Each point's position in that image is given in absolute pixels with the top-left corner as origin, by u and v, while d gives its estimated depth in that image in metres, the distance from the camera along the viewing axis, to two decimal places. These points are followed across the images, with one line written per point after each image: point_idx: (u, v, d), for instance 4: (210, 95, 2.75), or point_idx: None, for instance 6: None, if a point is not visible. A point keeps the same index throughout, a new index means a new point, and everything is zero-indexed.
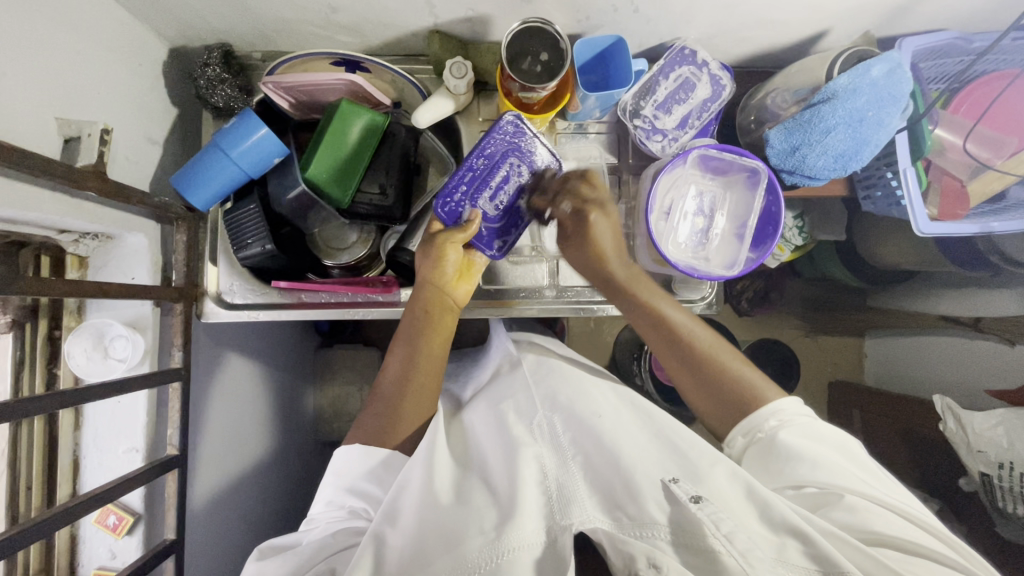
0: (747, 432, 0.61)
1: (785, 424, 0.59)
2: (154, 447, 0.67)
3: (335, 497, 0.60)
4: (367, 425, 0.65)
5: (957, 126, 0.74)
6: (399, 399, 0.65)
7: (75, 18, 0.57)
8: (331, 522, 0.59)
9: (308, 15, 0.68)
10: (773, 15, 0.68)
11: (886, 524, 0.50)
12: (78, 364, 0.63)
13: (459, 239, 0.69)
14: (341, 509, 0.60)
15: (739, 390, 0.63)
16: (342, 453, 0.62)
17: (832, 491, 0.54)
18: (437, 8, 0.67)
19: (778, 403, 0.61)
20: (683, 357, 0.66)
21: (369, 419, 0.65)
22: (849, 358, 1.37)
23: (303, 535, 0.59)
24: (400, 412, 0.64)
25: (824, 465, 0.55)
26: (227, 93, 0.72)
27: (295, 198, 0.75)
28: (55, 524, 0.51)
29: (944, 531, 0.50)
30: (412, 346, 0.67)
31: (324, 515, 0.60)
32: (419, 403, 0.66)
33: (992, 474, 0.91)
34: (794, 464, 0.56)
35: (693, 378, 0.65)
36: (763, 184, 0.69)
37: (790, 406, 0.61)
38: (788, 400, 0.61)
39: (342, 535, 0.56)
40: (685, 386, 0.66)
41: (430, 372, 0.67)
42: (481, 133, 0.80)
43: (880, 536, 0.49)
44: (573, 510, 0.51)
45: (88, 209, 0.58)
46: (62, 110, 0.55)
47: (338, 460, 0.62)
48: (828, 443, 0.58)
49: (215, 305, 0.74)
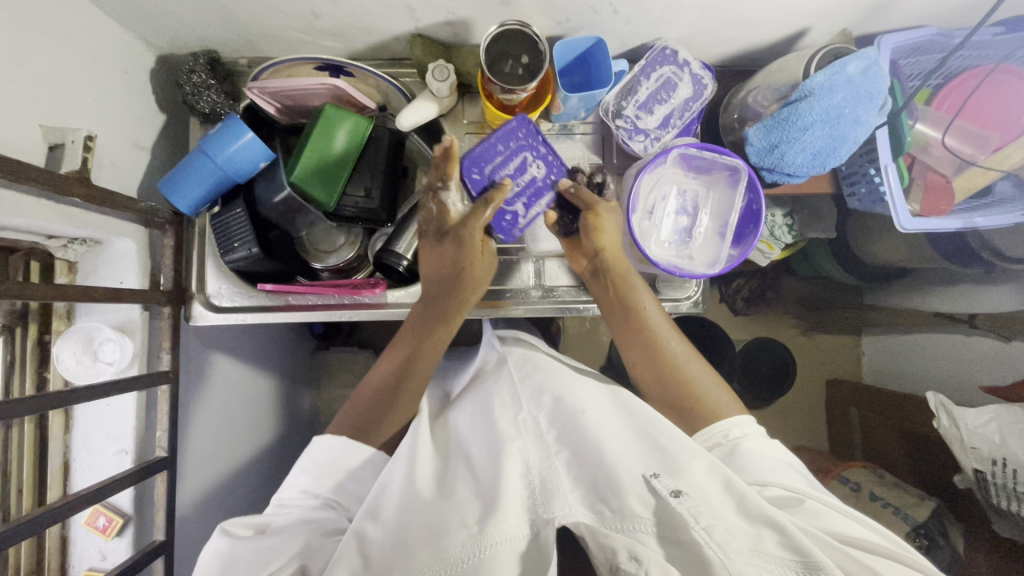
0: (709, 440, 0.63)
1: (747, 437, 0.61)
2: (143, 450, 0.67)
3: (311, 486, 0.60)
4: (358, 411, 0.68)
5: (938, 121, 0.73)
6: (398, 390, 0.69)
7: (61, 28, 0.58)
8: (303, 508, 0.58)
9: (291, 21, 0.69)
10: (752, 14, 0.69)
11: (852, 528, 0.50)
12: (67, 368, 0.64)
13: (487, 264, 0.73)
14: (315, 498, 0.59)
15: (700, 401, 0.65)
16: (321, 442, 0.64)
17: (795, 495, 0.55)
18: (418, 12, 0.67)
19: (737, 419, 0.64)
20: (656, 367, 0.68)
21: (360, 403, 0.69)
22: (847, 357, 1.36)
23: (274, 517, 0.58)
24: (393, 405, 0.68)
25: (780, 470, 0.58)
26: (213, 98, 0.73)
27: (281, 202, 0.73)
28: (42, 523, 0.51)
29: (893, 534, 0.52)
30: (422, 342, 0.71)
31: (297, 503, 0.59)
32: (414, 397, 0.70)
33: (986, 471, 0.90)
34: (755, 468, 0.58)
35: (659, 384, 0.68)
36: (743, 181, 0.70)
37: (749, 424, 0.63)
38: (746, 418, 0.63)
39: (317, 536, 0.55)
40: (649, 388, 0.70)
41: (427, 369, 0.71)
42: (466, 135, 0.82)
43: (845, 535, 0.49)
44: (556, 504, 0.52)
45: (75, 214, 0.59)
46: (48, 117, 0.56)
47: (315, 449, 0.63)
48: (780, 455, 0.60)
49: (204, 308, 0.75)
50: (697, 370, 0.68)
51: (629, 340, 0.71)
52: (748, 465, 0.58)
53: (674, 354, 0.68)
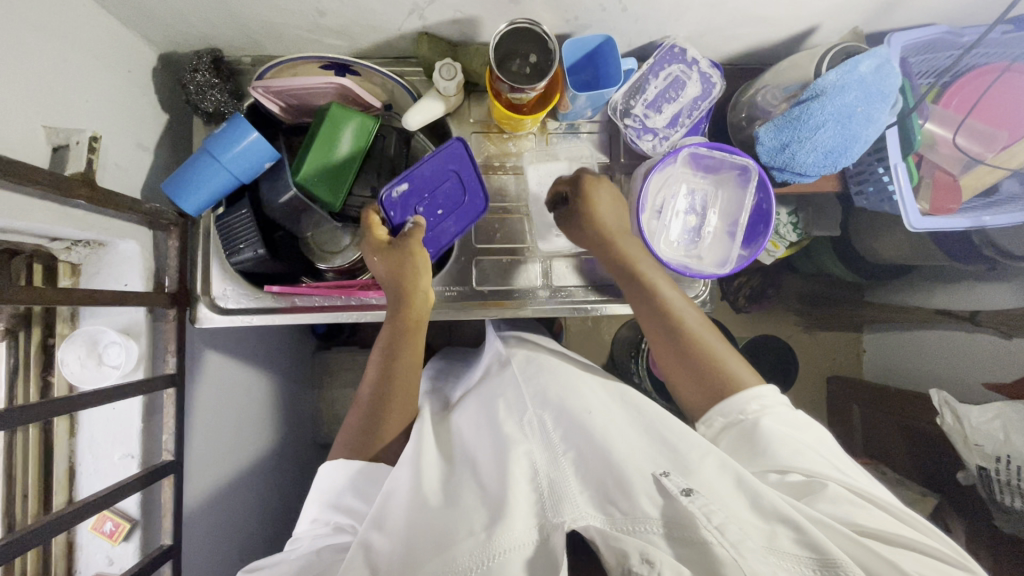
0: (728, 416, 0.61)
1: (766, 410, 0.60)
2: (149, 454, 0.67)
3: (319, 515, 0.60)
4: (350, 437, 0.65)
5: (947, 120, 0.73)
6: (381, 404, 0.65)
7: (63, 26, 0.57)
8: (315, 538, 0.59)
9: (296, 19, 0.68)
10: (762, 12, 0.68)
11: (871, 517, 0.50)
12: (71, 372, 0.63)
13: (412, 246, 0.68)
14: (326, 526, 0.60)
15: (718, 371, 0.63)
16: (326, 471, 0.62)
17: (816, 479, 0.54)
18: (425, 10, 0.66)
19: (758, 390, 0.61)
20: (675, 340, 0.65)
21: (349, 426, 0.66)
22: (847, 353, 1.37)
23: (286, 555, 0.58)
24: (385, 415, 0.65)
25: (803, 453, 0.56)
26: (217, 98, 0.72)
27: (286, 203, 0.75)
28: (51, 531, 0.51)
29: (930, 524, 0.51)
30: (393, 353, 0.67)
31: (309, 533, 0.60)
32: (407, 402, 0.67)
33: (990, 468, 0.90)
34: (774, 450, 0.56)
35: (679, 360, 0.65)
36: (754, 180, 0.69)
37: (769, 393, 0.61)
38: (767, 389, 0.61)
39: (326, 553, 0.56)
40: (671, 371, 0.66)
41: (408, 378, 0.67)
42: (472, 134, 0.81)
43: (864, 527, 0.49)
44: (565, 508, 0.51)
45: (78, 216, 0.58)
46: (50, 118, 0.55)
47: (321, 480, 0.62)
48: (807, 433, 0.59)
49: (210, 310, 0.74)
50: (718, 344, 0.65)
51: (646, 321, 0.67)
52: (771, 443, 0.57)
53: (695, 333, 0.65)
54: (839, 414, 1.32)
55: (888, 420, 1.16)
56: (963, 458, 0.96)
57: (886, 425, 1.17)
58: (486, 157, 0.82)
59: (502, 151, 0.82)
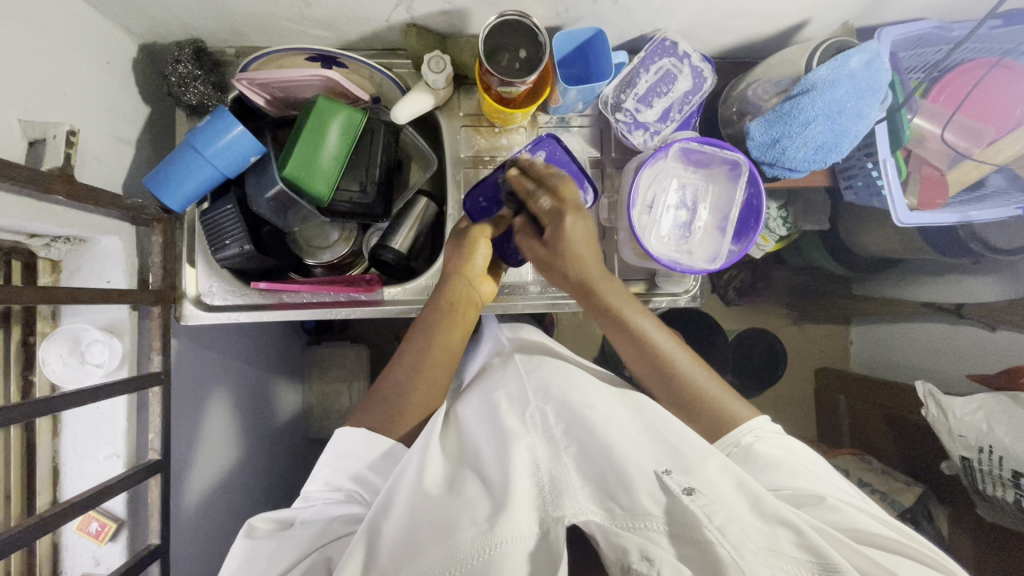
0: (722, 448, 0.62)
1: (760, 439, 0.61)
2: (136, 453, 0.65)
3: (331, 479, 0.60)
4: (367, 415, 0.65)
5: (936, 115, 0.73)
6: (410, 383, 0.66)
7: (37, 16, 0.55)
8: (325, 504, 0.60)
9: (281, 10, 0.66)
10: (752, 6, 0.68)
11: (864, 521, 0.52)
12: (53, 371, 0.61)
13: (488, 234, 0.70)
14: (338, 492, 0.60)
15: (715, 409, 0.64)
16: (341, 434, 0.62)
17: (812, 493, 0.55)
18: (413, 2, 0.65)
19: (752, 422, 0.62)
20: (667, 385, 0.67)
21: (371, 403, 0.66)
22: (835, 345, 1.38)
23: (298, 512, 0.60)
24: (406, 405, 0.66)
25: (800, 472, 0.58)
26: (200, 90, 0.70)
27: (273, 197, 0.74)
28: (33, 534, 0.50)
29: (912, 529, 0.53)
30: (432, 334, 0.68)
31: (321, 495, 0.61)
32: (428, 390, 0.67)
33: (973, 458, 0.91)
34: (769, 472, 0.58)
35: (672, 402, 0.67)
36: (744, 176, 0.70)
37: (761, 424, 0.62)
38: (760, 419, 0.63)
39: (337, 523, 0.57)
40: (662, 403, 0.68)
41: (442, 365, 0.68)
42: (462, 128, 0.80)
43: (864, 533, 0.51)
44: (565, 502, 0.51)
45: (58, 213, 0.56)
46: (26, 112, 0.53)
47: (337, 442, 0.61)
48: (798, 454, 0.60)
49: (195, 307, 0.73)
50: (710, 382, 0.66)
51: (636, 363, 0.69)
52: (766, 468, 0.59)
53: (684, 374, 0.66)
54: (828, 406, 1.33)
55: (876, 412, 1.17)
56: (947, 448, 0.97)
57: (874, 416, 1.18)
58: (477, 151, 0.80)
59: (493, 146, 0.80)
